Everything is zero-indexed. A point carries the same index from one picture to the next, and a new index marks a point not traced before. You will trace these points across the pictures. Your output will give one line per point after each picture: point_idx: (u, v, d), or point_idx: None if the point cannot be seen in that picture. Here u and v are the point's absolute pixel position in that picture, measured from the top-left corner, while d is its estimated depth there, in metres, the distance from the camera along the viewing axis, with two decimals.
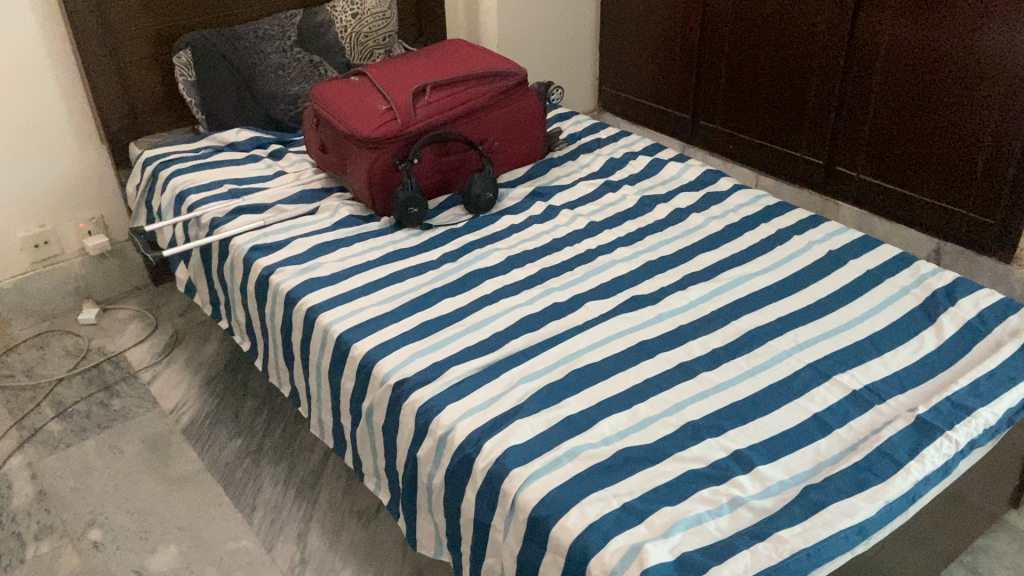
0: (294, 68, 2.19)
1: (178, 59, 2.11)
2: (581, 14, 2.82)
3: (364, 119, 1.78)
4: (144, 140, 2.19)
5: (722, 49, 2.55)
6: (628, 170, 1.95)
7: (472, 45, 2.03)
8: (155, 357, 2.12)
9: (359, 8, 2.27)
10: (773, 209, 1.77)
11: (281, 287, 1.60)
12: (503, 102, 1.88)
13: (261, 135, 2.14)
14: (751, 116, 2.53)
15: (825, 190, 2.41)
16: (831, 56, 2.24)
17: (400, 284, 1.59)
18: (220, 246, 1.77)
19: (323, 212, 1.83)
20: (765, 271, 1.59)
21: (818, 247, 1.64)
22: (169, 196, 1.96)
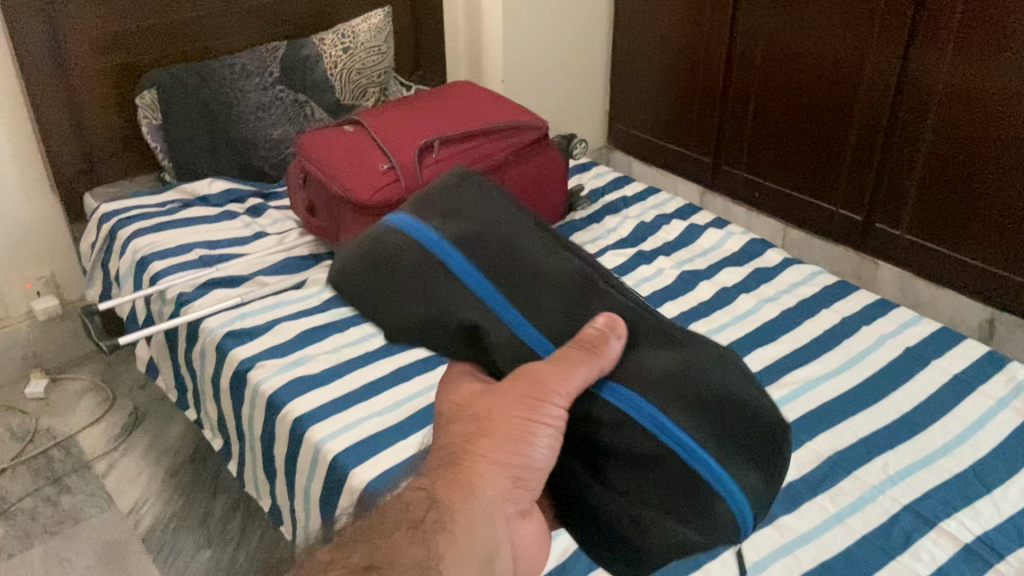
0: (277, 108, 1.94)
1: (142, 100, 1.83)
2: (592, 45, 2.60)
3: (362, 180, 1.53)
4: (103, 190, 1.92)
5: (749, 89, 2.32)
6: (662, 237, 1.69)
7: (482, 91, 1.79)
8: (112, 442, 1.84)
9: (350, 42, 2.01)
10: (834, 290, 1.51)
11: (262, 387, 1.33)
12: (520, 160, 1.65)
13: (238, 187, 1.88)
14: (780, 164, 2.31)
15: (864, 248, 2.18)
16: (874, 103, 2.02)
17: (405, 386, 1.32)
18: (189, 328, 1.50)
19: (311, 286, 1.56)
20: (839, 370, 1.31)
21: (895, 340, 1.38)
22: (129, 261, 1.69)
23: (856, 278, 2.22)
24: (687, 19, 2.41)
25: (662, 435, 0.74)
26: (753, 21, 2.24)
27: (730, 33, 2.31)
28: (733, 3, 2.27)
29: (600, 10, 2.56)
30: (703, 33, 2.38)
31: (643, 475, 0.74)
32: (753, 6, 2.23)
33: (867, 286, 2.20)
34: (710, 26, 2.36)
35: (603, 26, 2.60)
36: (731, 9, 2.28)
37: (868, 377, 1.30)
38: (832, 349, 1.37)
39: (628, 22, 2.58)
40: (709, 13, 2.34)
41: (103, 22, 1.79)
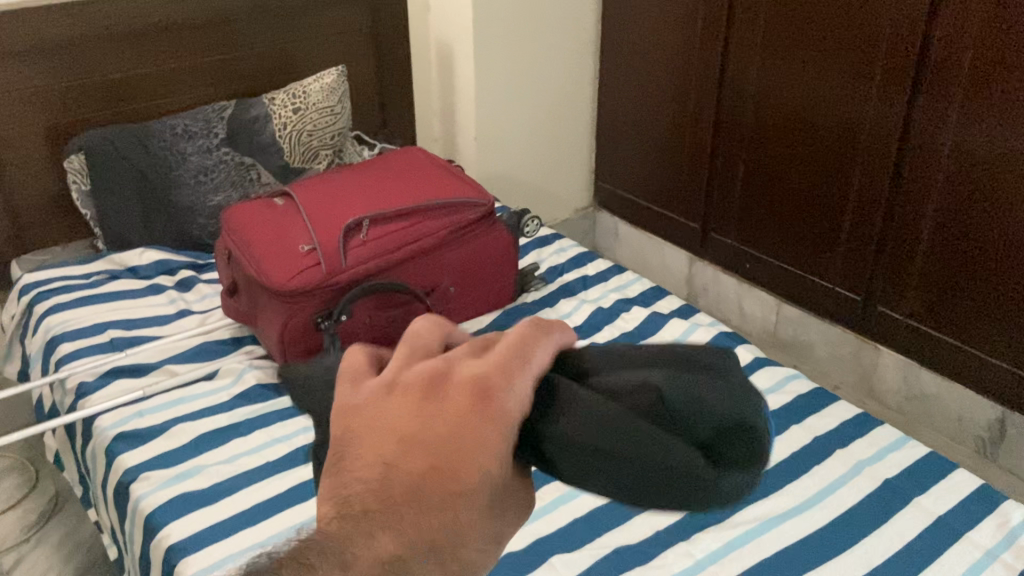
0: (220, 172, 1.80)
1: (70, 164, 1.73)
2: (576, 101, 2.46)
3: (279, 262, 1.38)
4: (31, 257, 1.80)
5: (737, 152, 2.15)
6: (619, 326, 1.53)
7: (433, 161, 1.64)
8: (24, 531, 1.69)
9: (300, 102, 1.90)
10: (807, 401, 1.33)
11: (141, 504, 1.17)
12: (463, 238, 1.49)
13: (171, 257, 1.75)
14: (772, 234, 2.13)
15: (862, 330, 1.99)
16: (871, 174, 1.83)
17: (301, 507, 1.17)
18: (85, 424, 1.36)
19: (222, 378, 1.41)
20: (802, 506, 1.13)
21: (874, 469, 1.19)
22: (40, 340, 1.55)
23: (855, 362, 2.03)
24: (675, 76, 2.25)
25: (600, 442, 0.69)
26: (742, 81, 2.07)
27: (718, 93, 2.14)
28: (721, 61, 2.10)
29: (583, 64, 2.42)
30: (690, 91, 2.22)
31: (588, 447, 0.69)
32: (742, 64, 2.05)
33: (867, 372, 2.01)
34: (697, 85, 2.19)
35: (587, 80, 2.46)
36: (718, 68, 2.11)
37: (836, 516, 1.12)
38: (800, 476, 1.19)
39: (613, 76, 2.43)
40: (696, 70, 2.18)
41: (28, 83, 1.69)
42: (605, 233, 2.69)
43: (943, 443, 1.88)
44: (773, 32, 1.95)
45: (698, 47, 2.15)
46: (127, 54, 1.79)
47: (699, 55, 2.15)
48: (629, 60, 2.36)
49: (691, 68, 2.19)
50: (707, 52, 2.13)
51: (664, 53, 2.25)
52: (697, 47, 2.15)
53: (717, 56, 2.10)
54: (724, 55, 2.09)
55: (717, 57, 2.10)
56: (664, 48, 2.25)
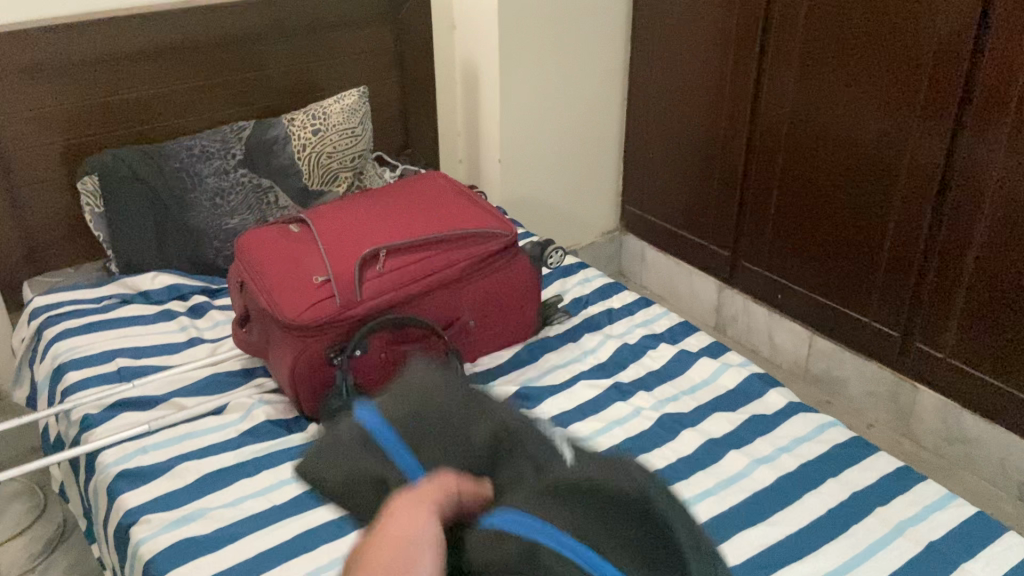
0: (237, 194, 1.77)
1: (83, 185, 1.69)
2: (604, 122, 2.40)
3: (291, 294, 1.33)
4: (42, 279, 1.75)
5: (770, 178, 2.07)
6: (645, 364, 1.46)
7: (454, 188, 1.59)
8: (29, 561, 1.65)
9: (321, 123, 1.85)
10: (844, 451, 1.25)
11: (140, 549, 1.12)
12: (483, 271, 1.43)
13: (184, 281, 1.71)
14: (806, 263, 2.04)
15: (899, 366, 1.89)
16: (912, 204, 1.74)
17: (306, 557, 1.10)
18: (88, 458, 1.31)
19: (231, 413, 1.36)
20: (839, 570, 1.05)
21: (918, 530, 1.11)
22: (47, 367, 1.51)
23: (892, 400, 1.94)
24: (706, 96, 2.17)
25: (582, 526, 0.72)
26: (777, 103, 1.99)
27: (752, 114, 2.06)
28: (755, 82, 2.02)
29: (612, 83, 2.36)
30: (722, 112, 2.14)
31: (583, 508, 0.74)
32: (777, 85, 1.97)
33: (904, 411, 1.91)
34: (730, 106, 2.11)
35: (615, 100, 2.39)
36: (752, 89, 2.03)
37: None
38: (838, 536, 1.11)
39: (642, 96, 2.36)
40: (729, 91, 2.10)
41: (43, 100, 1.65)
42: (632, 257, 2.61)
43: (983, 488, 1.79)
44: (811, 53, 1.87)
45: (731, 67, 2.07)
46: (144, 72, 1.75)
47: (733, 75, 2.08)
48: (658, 80, 2.29)
49: (724, 89, 2.12)
50: (741, 72, 2.05)
51: (696, 73, 2.18)
52: (730, 67, 2.08)
53: (751, 76, 2.02)
54: (758, 75, 2.02)
55: (751, 78, 2.03)
56: (696, 68, 2.18)
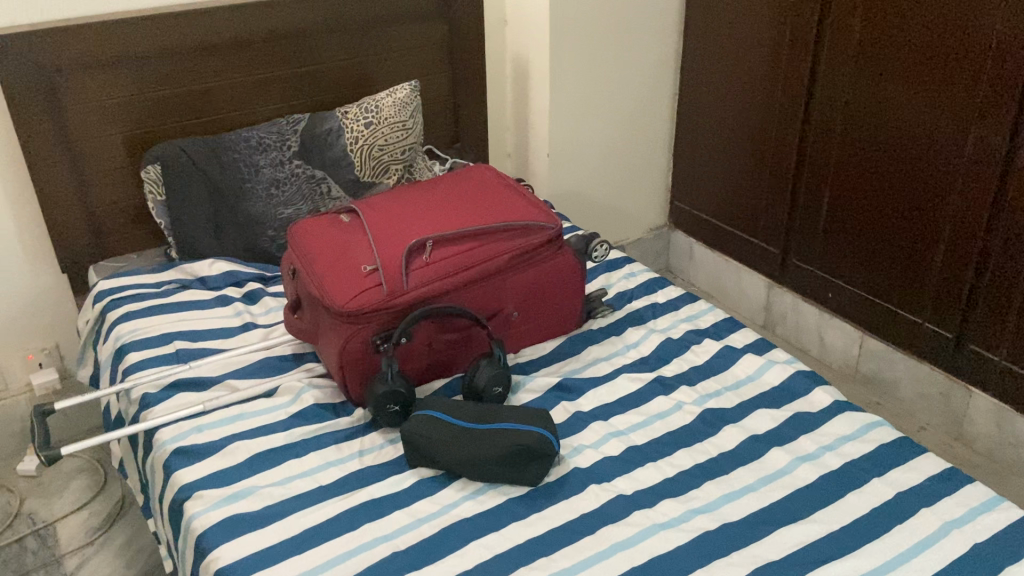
0: (292, 184, 1.82)
1: (146, 174, 1.74)
2: (653, 117, 2.39)
3: (340, 282, 1.37)
4: (106, 264, 1.83)
5: (823, 175, 2.04)
6: (689, 358, 1.45)
7: (502, 181, 1.60)
8: (89, 534, 1.72)
9: (373, 117, 1.88)
10: (891, 451, 1.23)
11: (194, 523, 1.17)
12: (528, 262, 1.44)
13: (240, 269, 1.76)
14: (857, 262, 2.01)
15: (953, 369, 1.86)
16: (969, 203, 1.70)
17: (349, 536, 1.14)
18: (146, 436, 1.37)
19: (281, 395, 1.40)
20: (880, 569, 1.05)
21: (965, 532, 1.09)
22: (110, 348, 1.58)
23: (945, 402, 1.90)
24: (759, 92, 2.15)
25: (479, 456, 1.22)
26: (831, 99, 1.96)
27: (806, 111, 2.03)
28: (809, 77, 2.00)
29: (663, 78, 2.35)
30: (775, 108, 2.12)
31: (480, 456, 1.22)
32: (833, 81, 1.94)
33: (957, 415, 1.87)
34: (783, 102, 2.09)
35: (666, 95, 2.38)
36: (806, 84, 2.01)
37: None
38: (880, 536, 1.09)
39: (694, 91, 2.35)
40: (782, 86, 2.08)
41: (108, 92, 1.72)
42: (680, 254, 2.60)
43: None
44: (868, 49, 1.83)
45: (785, 63, 2.05)
46: (206, 66, 1.81)
47: (786, 70, 2.06)
48: (710, 76, 2.28)
49: (777, 84, 2.09)
50: (795, 67, 2.03)
51: (748, 68, 2.16)
52: (784, 62, 2.06)
53: (806, 72, 2.00)
54: (813, 71, 1.99)
55: (805, 74, 2.00)
56: (748, 62, 2.16)
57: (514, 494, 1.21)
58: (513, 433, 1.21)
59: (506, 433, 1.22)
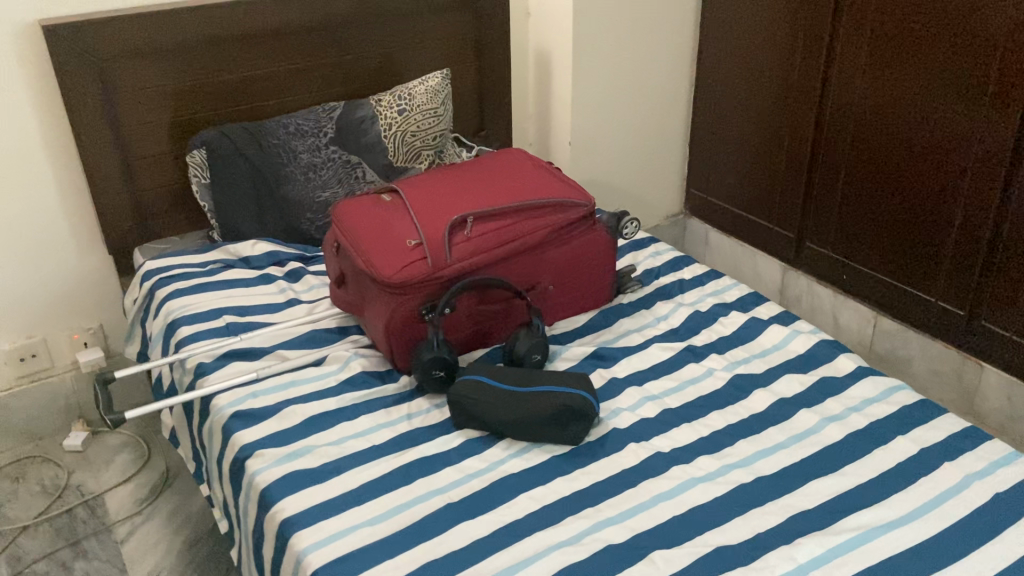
0: (328, 169, 1.89)
1: (191, 158, 1.81)
2: (670, 107, 2.46)
3: (385, 256, 1.43)
4: (150, 246, 1.90)
5: (838, 162, 2.11)
6: (718, 329, 1.52)
7: (533, 162, 1.67)
8: (136, 505, 1.79)
9: (406, 104, 1.95)
10: (914, 410, 1.30)
11: (257, 478, 1.24)
12: (564, 238, 1.51)
13: (281, 248, 1.83)
14: (872, 245, 2.08)
15: (965, 346, 1.92)
16: (981, 185, 1.77)
17: (405, 489, 1.21)
18: (202, 403, 1.44)
19: (330, 364, 1.48)
20: (908, 517, 1.12)
21: (987, 483, 1.16)
22: (161, 323, 1.65)
23: (957, 379, 1.95)
24: (774, 82, 2.23)
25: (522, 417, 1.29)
26: (846, 89, 2.03)
27: (821, 101, 2.10)
28: (824, 68, 2.07)
29: (680, 70, 2.42)
30: (790, 98, 2.19)
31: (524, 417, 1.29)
32: (847, 73, 2.01)
33: (968, 390, 1.93)
34: (798, 92, 2.16)
35: (682, 86, 2.45)
36: (821, 74, 2.08)
37: (943, 529, 1.10)
38: (907, 486, 1.17)
39: (710, 83, 2.42)
40: (797, 76, 2.15)
41: (152, 81, 1.79)
42: (695, 241, 2.67)
43: None
44: (882, 39, 1.90)
45: (800, 55, 2.12)
46: (244, 55, 1.88)
47: (801, 61, 2.13)
48: (726, 68, 2.36)
49: (792, 74, 2.16)
50: (810, 59, 2.10)
51: (764, 59, 2.23)
52: (799, 54, 2.13)
53: (821, 62, 2.07)
54: (828, 62, 2.06)
55: (820, 66, 2.07)
56: (763, 55, 2.23)
57: (559, 452, 1.28)
58: (556, 393, 1.29)
59: (549, 394, 1.29)
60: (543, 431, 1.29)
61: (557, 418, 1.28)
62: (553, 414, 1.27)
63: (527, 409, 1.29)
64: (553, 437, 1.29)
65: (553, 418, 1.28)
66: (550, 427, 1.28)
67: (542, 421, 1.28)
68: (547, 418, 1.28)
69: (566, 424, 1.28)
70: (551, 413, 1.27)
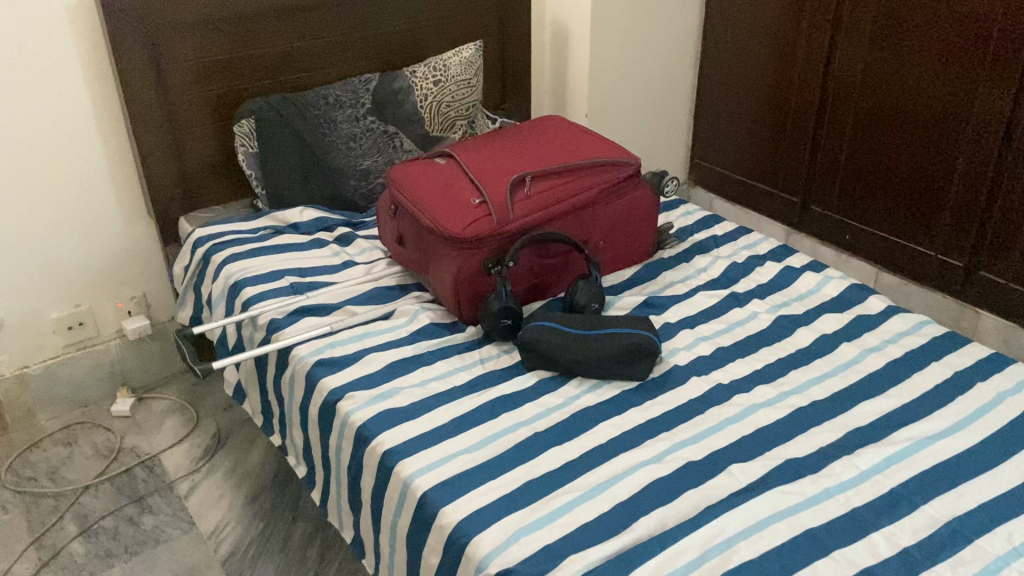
0: (367, 139, 1.97)
1: (240, 128, 1.87)
2: (677, 81, 2.58)
3: (452, 213, 1.51)
4: (194, 215, 1.96)
5: (842, 128, 2.25)
6: (755, 278, 1.67)
7: (572, 126, 1.77)
8: (194, 464, 1.86)
9: (441, 75, 2.05)
10: (944, 341, 1.46)
11: (351, 418, 1.32)
12: (613, 195, 1.62)
13: (327, 215, 1.91)
14: (875, 206, 2.23)
15: (963, 296, 2.08)
16: (981, 146, 1.92)
17: (493, 422, 1.31)
18: (278, 355, 1.51)
19: (398, 317, 1.56)
20: (952, 429, 1.27)
21: (1013, 399, 1.32)
22: (222, 285, 1.71)
23: (956, 326, 2.11)
24: (779, 55, 2.36)
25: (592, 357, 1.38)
26: (850, 60, 2.17)
27: (825, 72, 2.24)
28: (829, 41, 2.21)
29: (687, 45, 2.54)
30: (795, 70, 2.32)
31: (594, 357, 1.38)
32: (852, 44, 2.15)
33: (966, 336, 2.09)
34: (803, 64, 2.30)
35: (689, 60, 2.57)
36: (827, 46, 2.21)
37: (983, 438, 1.25)
38: (947, 404, 1.32)
39: (714, 57, 2.55)
40: (802, 49, 2.28)
41: (200, 53, 1.84)
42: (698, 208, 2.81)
43: None
44: (887, 12, 2.04)
45: (806, 28, 2.25)
46: (286, 29, 1.93)
47: (807, 34, 2.26)
48: (730, 43, 2.48)
49: (797, 47, 2.29)
50: (815, 32, 2.23)
51: (769, 33, 2.36)
52: (804, 27, 2.26)
53: (826, 35, 2.20)
54: (833, 35, 2.19)
55: (826, 38, 2.21)
56: (768, 29, 2.36)
57: (628, 386, 1.39)
58: (621, 332, 1.39)
59: (615, 334, 1.39)
60: (612, 368, 1.39)
61: (626, 356, 1.38)
62: (623, 352, 1.37)
63: (597, 348, 1.38)
64: (622, 373, 1.39)
65: (622, 356, 1.38)
66: (619, 364, 1.38)
67: (612, 358, 1.38)
68: (617, 356, 1.38)
69: (634, 361, 1.38)
70: (621, 351, 1.37)
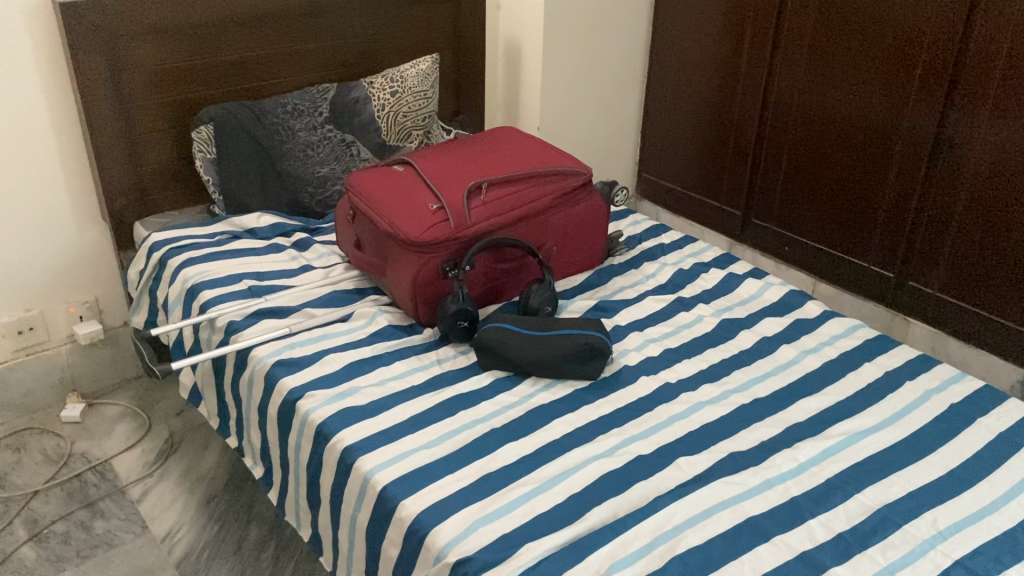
0: (325, 147, 2.00)
1: (198, 134, 1.89)
2: (625, 98, 2.66)
3: (410, 219, 1.55)
4: (151, 220, 1.96)
5: (781, 146, 2.36)
6: (700, 285, 1.75)
7: (524, 137, 1.83)
8: (146, 468, 1.85)
9: (398, 86, 2.10)
10: (875, 343, 1.55)
11: (311, 416, 1.35)
12: (566, 204, 1.69)
13: (285, 221, 1.93)
14: (812, 219, 2.34)
15: (894, 305, 2.19)
16: (908, 163, 2.04)
17: (451, 419, 1.35)
18: (237, 356, 1.53)
19: (357, 319, 1.60)
20: (883, 424, 1.35)
21: (939, 396, 1.42)
22: (178, 289, 1.72)
23: (888, 333, 2.22)
24: (722, 75, 2.46)
25: (547, 357, 1.43)
26: (788, 81, 2.29)
27: (765, 92, 2.35)
28: (768, 63, 2.32)
29: (635, 62, 2.62)
30: (737, 89, 2.43)
31: (549, 356, 1.43)
32: (790, 67, 2.27)
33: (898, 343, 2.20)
34: (744, 84, 2.40)
35: (637, 77, 2.66)
36: (767, 68, 2.32)
37: (913, 432, 1.34)
38: (879, 401, 1.41)
39: (660, 75, 2.64)
40: (744, 69, 2.39)
41: (159, 57, 1.85)
42: None
43: None
44: (822, 38, 2.16)
45: (746, 50, 2.37)
46: (245, 37, 1.96)
47: (748, 56, 2.37)
48: (676, 63, 2.58)
49: (739, 67, 2.41)
50: (756, 54, 2.34)
51: (713, 55, 2.47)
52: (746, 50, 2.37)
53: (766, 57, 2.31)
54: (772, 58, 2.31)
55: (765, 61, 2.32)
56: (711, 51, 2.47)
57: (580, 385, 1.45)
58: (575, 334, 1.44)
59: (569, 335, 1.44)
60: (568, 367, 1.44)
61: (581, 356, 1.43)
62: (577, 353, 1.43)
63: (552, 348, 1.43)
64: (578, 372, 1.44)
65: (577, 355, 1.43)
66: (574, 361, 1.43)
67: (566, 357, 1.43)
68: (571, 355, 1.43)
69: (590, 362, 1.44)
70: (576, 351, 1.42)
